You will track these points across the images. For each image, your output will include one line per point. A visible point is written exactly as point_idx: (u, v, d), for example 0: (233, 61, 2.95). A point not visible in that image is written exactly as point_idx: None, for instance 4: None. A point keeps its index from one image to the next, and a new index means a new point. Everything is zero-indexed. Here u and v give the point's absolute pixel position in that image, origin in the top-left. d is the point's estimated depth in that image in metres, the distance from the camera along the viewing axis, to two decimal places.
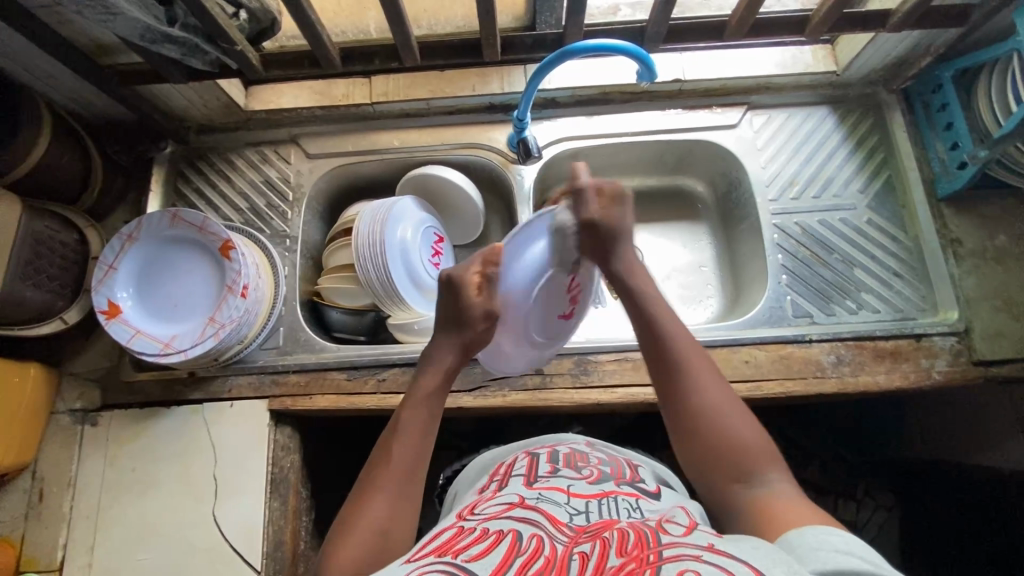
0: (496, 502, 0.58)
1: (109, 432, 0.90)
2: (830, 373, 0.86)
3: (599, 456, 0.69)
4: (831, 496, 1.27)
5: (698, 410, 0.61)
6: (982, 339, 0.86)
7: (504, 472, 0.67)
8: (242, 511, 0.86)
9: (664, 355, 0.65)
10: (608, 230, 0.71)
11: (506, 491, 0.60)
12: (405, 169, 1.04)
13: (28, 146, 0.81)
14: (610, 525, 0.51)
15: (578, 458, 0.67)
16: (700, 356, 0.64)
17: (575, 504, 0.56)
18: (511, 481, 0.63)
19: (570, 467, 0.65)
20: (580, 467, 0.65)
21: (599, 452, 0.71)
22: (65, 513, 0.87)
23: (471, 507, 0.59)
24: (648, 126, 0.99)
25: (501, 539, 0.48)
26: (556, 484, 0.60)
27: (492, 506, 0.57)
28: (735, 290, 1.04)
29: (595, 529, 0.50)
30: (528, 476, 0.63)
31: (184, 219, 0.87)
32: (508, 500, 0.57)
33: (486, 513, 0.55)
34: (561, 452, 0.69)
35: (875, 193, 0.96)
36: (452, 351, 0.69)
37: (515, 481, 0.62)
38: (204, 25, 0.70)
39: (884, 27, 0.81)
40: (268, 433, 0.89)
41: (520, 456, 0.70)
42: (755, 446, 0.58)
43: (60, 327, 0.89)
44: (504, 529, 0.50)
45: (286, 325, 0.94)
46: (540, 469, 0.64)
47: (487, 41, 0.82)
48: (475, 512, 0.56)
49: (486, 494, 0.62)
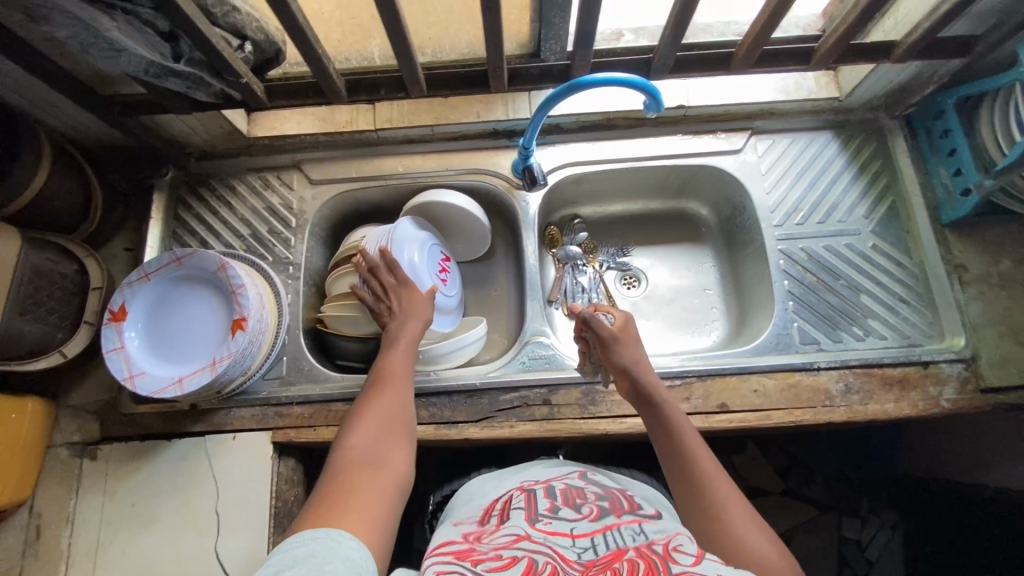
0: (503, 534, 0.56)
1: (109, 467, 0.88)
2: (839, 402, 0.86)
3: (596, 491, 0.67)
4: (835, 513, 1.23)
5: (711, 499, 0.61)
6: (989, 365, 0.86)
7: (502, 507, 0.65)
8: (244, 547, 0.84)
9: (678, 463, 0.66)
10: (625, 346, 0.78)
11: (509, 523, 0.59)
12: (408, 194, 1.04)
13: (26, 179, 0.79)
14: (619, 555, 0.50)
15: (575, 494, 0.65)
16: (718, 468, 0.65)
17: (579, 542, 0.55)
18: (512, 514, 0.61)
19: (569, 506, 0.62)
20: (579, 504, 0.62)
21: (595, 487, 0.68)
22: (63, 550, 0.85)
23: (477, 535, 0.58)
24: (653, 152, 0.99)
25: (518, 560, 0.50)
26: (558, 525, 0.58)
27: (498, 536, 0.56)
28: (740, 313, 1.04)
29: (604, 562, 0.50)
30: (529, 509, 0.61)
31: (157, 273, 0.87)
32: (515, 532, 0.56)
33: (495, 542, 0.54)
34: (556, 487, 0.68)
35: (879, 218, 0.96)
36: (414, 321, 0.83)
37: (516, 514, 0.60)
38: (210, 60, 0.69)
39: (889, 58, 0.82)
40: (272, 466, 0.87)
41: (516, 493, 0.68)
42: (770, 558, 0.55)
43: (58, 361, 0.86)
44: (518, 554, 0.51)
45: (290, 353, 0.93)
46: (540, 504, 0.62)
47: (495, 73, 0.82)
48: (485, 541, 0.55)
49: (487, 525, 0.61)
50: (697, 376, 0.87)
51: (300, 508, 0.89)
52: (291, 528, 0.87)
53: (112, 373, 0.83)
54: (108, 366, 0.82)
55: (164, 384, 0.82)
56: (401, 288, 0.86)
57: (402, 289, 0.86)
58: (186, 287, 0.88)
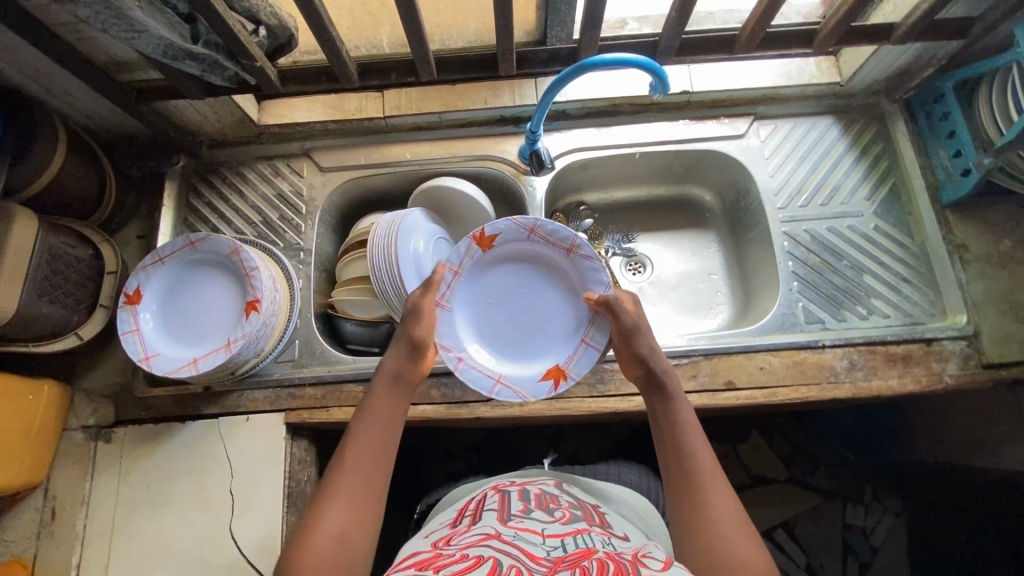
0: (472, 534, 0.54)
1: (123, 449, 0.89)
2: (844, 378, 0.87)
3: (570, 500, 0.66)
4: (840, 501, 1.27)
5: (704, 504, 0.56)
6: (991, 342, 0.87)
7: (475, 509, 0.64)
8: (258, 526, 0.85)
9: (675, 455, 0.61)
10: (645, 335, 0.74)
11: (480, 524, 0.57)
12: (416, 181, 1.05)
13: (45, 162, 0.81)
14: (588, 554, 0.49)
15: (549, 500, 0.64)
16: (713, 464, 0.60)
17: (550, 538, 0.53)
18: (486, 516, 0.59)
19: (542, 509, 0.61)
20: (552, 509, 0.61)
21: (568, 497, 0.68)
22: (78, 531, 0.86)
23: (446, 539, 0.55)
24: (657, 137, 1.01)
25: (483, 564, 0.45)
26: (531, 524, 0.56)
27: (467, 537, 0.53)
28: (745, 296, 1.06)
29: (574, 558, 0.48)
30: (502, 511, 0.59)
31: (171, 257, 0.88)
32: (485, 532, 0.54)
33: (463, 542, 0.52)
34: (531, 493, 0.66)
35: (881, 200, 0.98)
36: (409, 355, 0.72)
37: (488, 516, 0.59)
38: (227, 42, 0.71)
39: (889, 40, 0.83)
40: (284, 447, 0.88)
41: (490, 493, 0.67)
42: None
43: (74, 343, 0.87)
44: (485, 557, 0.47)
45: (301, 337, 0.94)
46: (513, 508, 0.61)
47: (503, 57, 0.84)
48: (452, 543, 0.52)
49: (459, 527, 0.59)
50: (704, 355, 0.89)
51: (313, 488, 0.90)
52: (304, 508, 0.88)
53: (127, 355, 0.84)
54: (124, 347, 0.83)
55: (179, 365, 0.83)
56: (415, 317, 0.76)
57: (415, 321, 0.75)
58: (200, 271, 0.90)
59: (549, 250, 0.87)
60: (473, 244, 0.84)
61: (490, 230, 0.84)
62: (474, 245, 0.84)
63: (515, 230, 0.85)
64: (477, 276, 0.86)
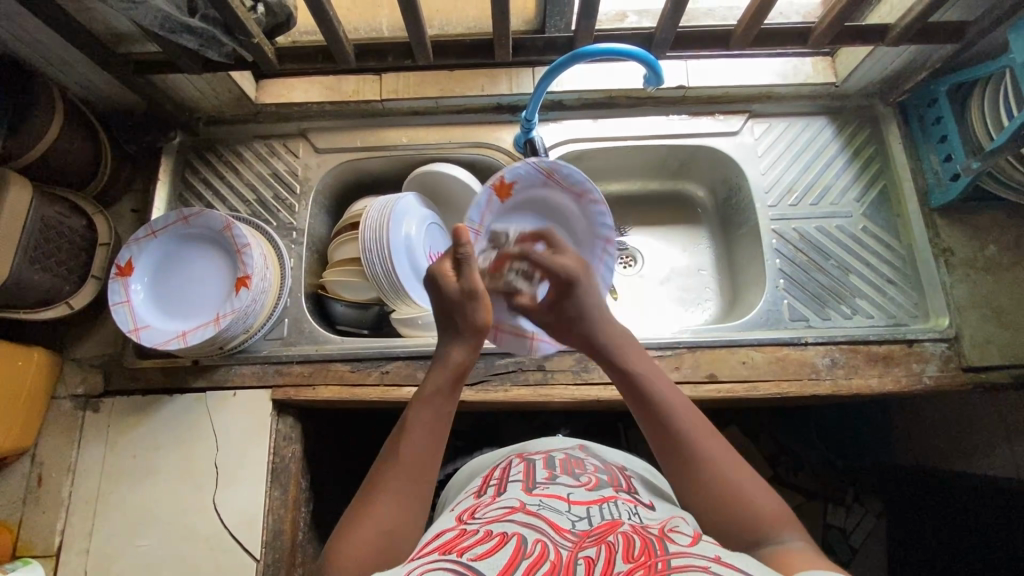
0: (496, 506, 0.52)
1: (111, 419, 0.90)
2: (825, 375, 0.88)
3: (595, 464, 0.64)
4: (820, 501, 1.27)
5: (687, 450, 0.56)
6: (971, 346, 0.88)
7: (500, 477, 0.61)
8: (242, 499, 0.86)
9: (660, 432, 0.58)
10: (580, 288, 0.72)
11: (504, 496, 0.55)
12: (411, 166, 1.06)
13: (39, 131, 0.81)
14: (614, 528, 0.47)
15: (574, 465, 0.62)
16: (703, 426, 0.58)
17: (576, 509, 0.51)
18: (509, 485, 0.57)
19: (568, 474, 0.60)
20: (578, 474, 0.60)
21: (595, 460, 0.66)
22: (64, 497, 0.87)
23: (471, 510, 0.53)
24: (651, 131, 1.01)
25: (506, 540, 0.44)
26: (556, 491, 0.55)
27: (492, 509, 0.52)
28: (733, 293, 1.07)
29: (599, 532, 0.47)
30: (526, 480, 0.58)
31: (164, 230, 0.89)
32: (509, 504, 0.52)
33: (487, 515, 0.50)
34: (556, 458, 0.64)
35: (871, 202, 0.99)
36: (463, 349, 0.65)
37: (513, 486, 0.57)
38: (223, 17, 0.72)
39: (883, 41, 0.84)
40: (271, 422, 0.89)
41: (515, 461, 0.65)
42: (763, 505, 0.53)
43: (65, 312, 0.88)
44: (508, 531, 0.45)
45: (291, 316, 0.95)
46: (537, 474, 0.59)
47: (500, 42, 0.84)
48: (476, 515, 0.51)
49: (482, 498, 0.56)
50: (687, 347, 0.90)
51: (297, 465, 0.92)
52: (288, 483, 0.89)
53: (117, 325, 0.85)
54: (114, 318, 0.84)
55: (168, 337, 0.84)
56: (468, 302, 0.66)
57: (472, 307, 0.66)
58: (192, 245, 0.90)
59: (562, 194, 0.87)
60: (493, 193, 0.81)
61: (507, 178, 0.82)
62: (495, 196, 0.82)
63: (532, 175, 0.83)
64: (493, 229, 0.84)
